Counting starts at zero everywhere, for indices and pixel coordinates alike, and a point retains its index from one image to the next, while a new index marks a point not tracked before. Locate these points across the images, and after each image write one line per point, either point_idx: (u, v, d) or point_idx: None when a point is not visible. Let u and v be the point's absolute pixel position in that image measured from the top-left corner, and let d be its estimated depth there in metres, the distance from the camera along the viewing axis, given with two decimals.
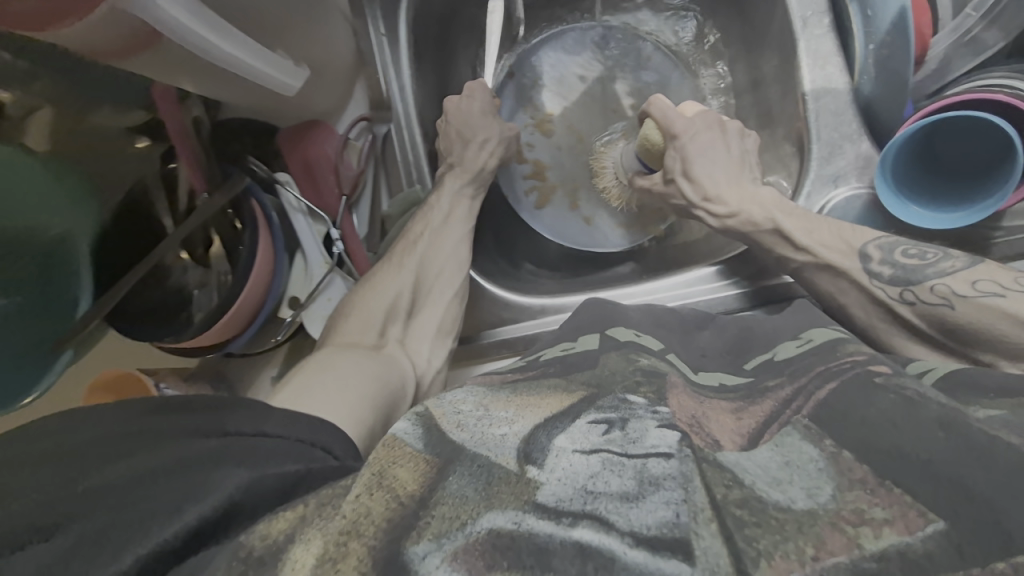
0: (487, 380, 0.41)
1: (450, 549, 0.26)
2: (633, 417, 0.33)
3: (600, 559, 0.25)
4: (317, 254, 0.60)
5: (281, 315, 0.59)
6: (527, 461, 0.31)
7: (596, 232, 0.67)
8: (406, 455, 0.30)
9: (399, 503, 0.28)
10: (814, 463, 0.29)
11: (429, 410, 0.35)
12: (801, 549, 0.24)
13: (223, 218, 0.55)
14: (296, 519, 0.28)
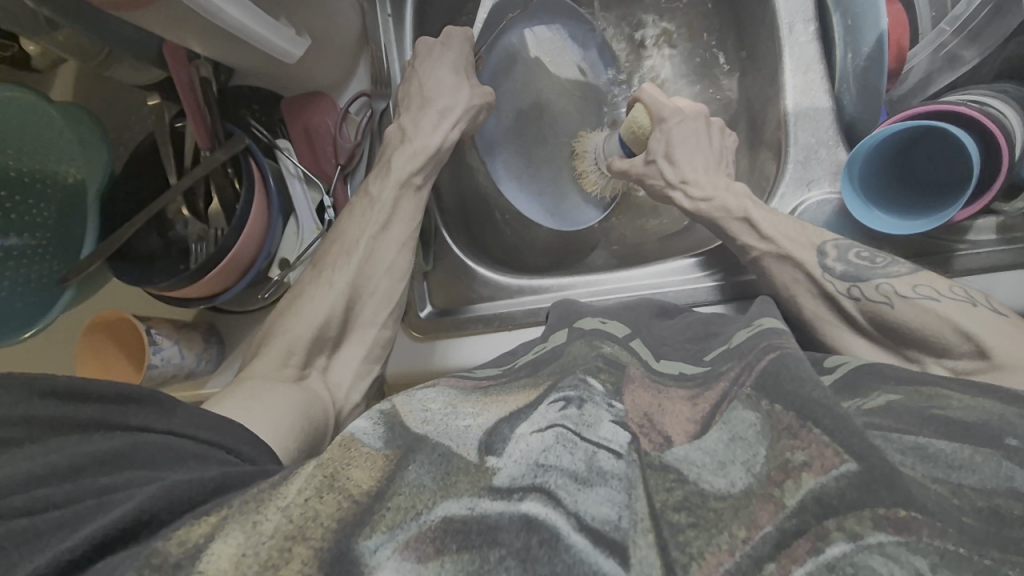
0: (461, 383, 0.45)
1: (402, 539, 0.28)
2: (590, 400, 0.36)
3: (546, 534, 0.28)
4: (310, 220, 0.61)
5: (269, 274, 0.59)
6: (487, 451, 0.33)
7: (551, 210, 0.69)
8: (362, 455, 0.33)
9: (354, 500, 0.30)
10: (753, 427, 0.32)
11: (394, 408, 0.38)
12: (733, 529, 0.28)
13: (223, 175, 0.57)
14: (217, 521, 0.29)
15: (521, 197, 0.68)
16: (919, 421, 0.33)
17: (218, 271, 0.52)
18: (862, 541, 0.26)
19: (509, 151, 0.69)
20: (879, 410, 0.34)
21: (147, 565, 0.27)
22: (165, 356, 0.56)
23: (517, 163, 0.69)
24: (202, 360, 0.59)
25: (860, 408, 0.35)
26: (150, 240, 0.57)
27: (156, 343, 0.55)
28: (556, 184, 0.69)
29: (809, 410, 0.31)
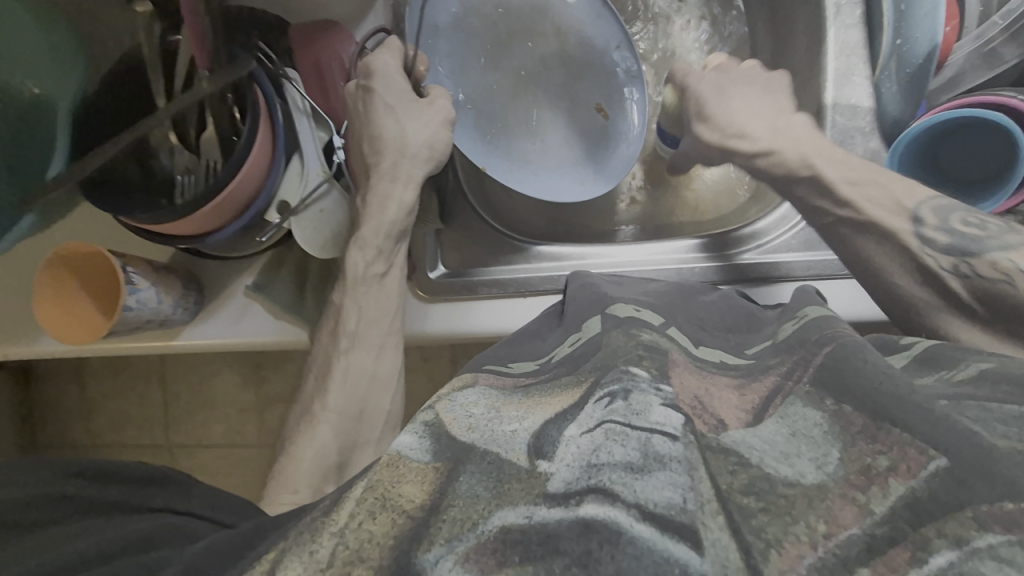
0: (501, 381, 0.44)
1: (462, 550, 0.27)
2: (636, 389, 0.35)
3: (606, 531, 0.26)
4: (316, 160, 0.55)
5: (269, 218, 0.55)
6: (537, 456, 0.32)
7: (587, 178, 0.66)
8: (412, 469, 0.33)
9: (408, 515, 0.30)
10: (819, 427, 0.31)
11: (438, 417, 0.38)
12: (811, 522, 0.26)
13: (221, 103, 0.52)
14: (277, 555, 0.31)
15: (550, 184, 0.66)
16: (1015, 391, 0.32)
17: (211, 208, 0.49)
18: (969, 545, 0.24)
19: (511, 140, 0.66)
20: (972, 380, 0.35)
21: None
22: (141, 298, 0.55)
23: (525, 148, 0.66)
24: (178, 308, 0.59)
25: (950, 380, 0.35)
26: (128, 169, 0.52)
27: (132, 283, 0.53)
28: (581, 148, 0.67)
29: (881, 403, 0.30)
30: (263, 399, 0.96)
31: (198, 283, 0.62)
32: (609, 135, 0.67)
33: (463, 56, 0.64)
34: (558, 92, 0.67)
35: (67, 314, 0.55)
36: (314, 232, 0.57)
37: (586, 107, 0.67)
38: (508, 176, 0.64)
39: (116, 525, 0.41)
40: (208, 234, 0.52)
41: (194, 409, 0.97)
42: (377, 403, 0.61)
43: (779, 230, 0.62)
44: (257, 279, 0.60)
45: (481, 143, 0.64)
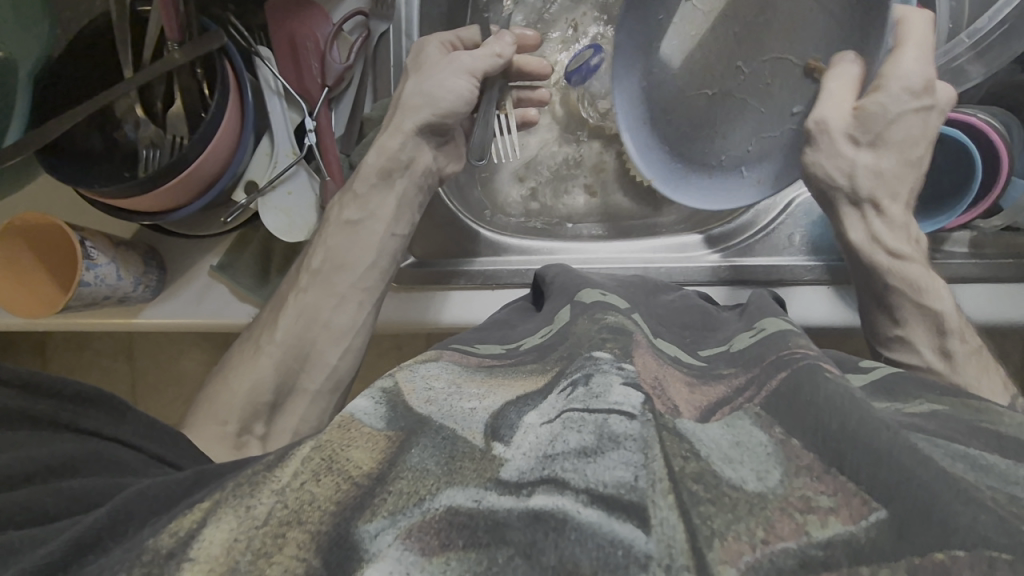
0: (465, 360, 0.43)
1: (405, 525, 0.27)
2: (597, 372, 0.35)
3: (553, 520, 0.26)
4: (287, 142, 0.61)
5: (236, 198, 0.61)
6: (493, 437, 0.32)
7: (763, 177, 0.62)
8: (363, 435, 0.32)
9: (354, 482, 0.29)
10: (763, 447, 0.31)
11: (397, 385, 0.37)
12: (749, 527, 0.26)
13: (193, 77, 0.59)
14: (208, 508, 0.29)
15: (711, 188, 0.63)
16: (962, 431, 0.34)
17: (175, 183, 0.54)
18: None
19: (691, 149, 0.64)
20: (922, 414, 0.36)
21: (139, 562, 0.27)
22: (99, 274, 0.57)
23: (688, 149, 0.64)
24: (140, 285, 0.62)
25: (902, 409, 0.37)
26: (92, 139, 0.59)
27: (91, 259, 0.56)
28: (775, 140, 0.61)
29: (834, 449, 0.30)
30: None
31: (160, 257, 0.64)
32: (801, 127, 0.60)
33: (654, 72, 0.61)
34: (766, 70, 0.60)
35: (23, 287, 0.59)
36: (280, 212, 0.61)
37: (799, 81, 0.59)
38: (672, 184, 0.63)
39: (41, 444, 0.39)
40: (176, 209, 0.57)
41: (162, 388, 0.97)
42: (324, 356, 0.62)
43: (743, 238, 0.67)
44: (223, 258, 0.64)
45: (674, 164, 0.64)
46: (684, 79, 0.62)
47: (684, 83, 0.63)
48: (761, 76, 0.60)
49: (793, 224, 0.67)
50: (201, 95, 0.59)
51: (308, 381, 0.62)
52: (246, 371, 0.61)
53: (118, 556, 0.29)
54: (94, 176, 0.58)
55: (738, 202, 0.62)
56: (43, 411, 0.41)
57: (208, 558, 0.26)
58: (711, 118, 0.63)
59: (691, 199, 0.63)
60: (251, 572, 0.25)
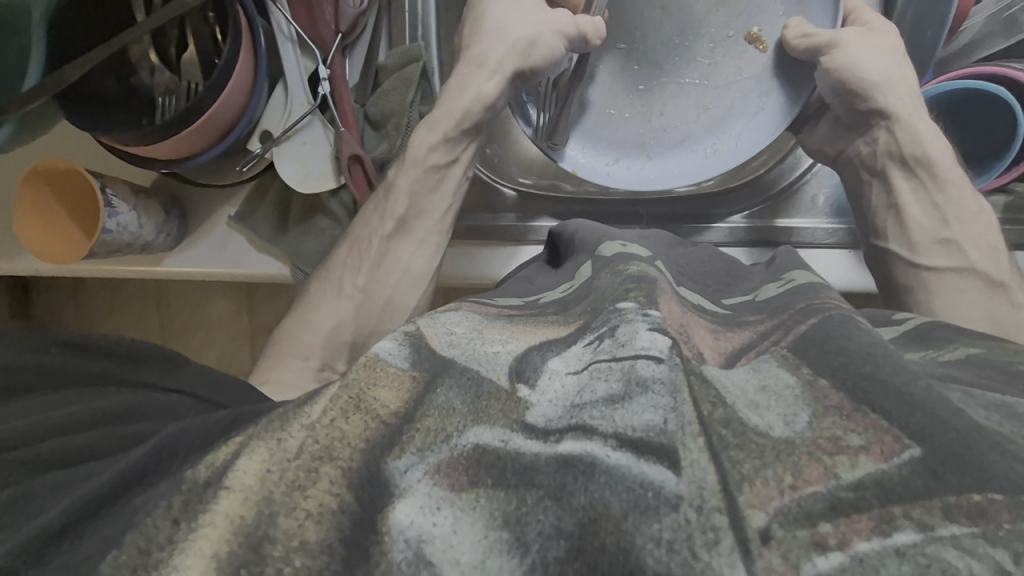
0: (484, 310, 0.43)
1: (433, 461, 0.27)
2: (623, 322, 0.34)
3: (582, 465, 0.26)
4: (300, 93, 0.62)
5: (252, 147, 0.62)
6: (518, 379, 0.32)
7: (721, 146, 0.61)
8: (389, 374, 0.32)
9: (381, 421, 0.29)
10: (790, 390, 0.31)
11: (420, 330, 0.37)
12: (777, 472, 0.26)
13: (204, 20, 0.59)
14: (242, 442, 0.30)
15: (668, 164, 0.62)
16: (999, 376, 0.33)
17: (195, 128, 0.56)
18: (932, 532, 0.23)
19: (619, 125, 0.63)
20: (956, 361, 0.35)
21: (179, 491, 0.28)
22: (120, 222, 0.60)
23: (638, 129, 0.63)
24: (161, 233, 0.64)
25: (935, 358, 0.36)
26: (109, 85, 0.59)
27: (112, 207, 0.59)
28: (727, 104, 0.60)
29: (862, 394, 0.29)
30: (257, 329, 0.97)
31: (181, 207, 0.67)
32: (750, 91, 0.60)
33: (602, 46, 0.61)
34: (705, 40, 0.60)
35: (49, 230, 0.62)
36: (296, 161, 0.62)
37: (739, 52, 0.59)
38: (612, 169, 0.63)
39: (89, 397, 0.38)
40: (193, 155, 0.59)
41: (188, 330, 0.99)
42: (403, 296, 0.61)
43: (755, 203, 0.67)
44: (241, 207, 0.65)
45: (581, 138, 0.63)
46: (608, 59, 0.61)
47: (617, 55, 0.61)
48: (701, 50, 0.60)
49: (817, 184, 0.67)
50: (213, 41, 0.60)
51: (388, 323, 0.60)
52: (322, 305, 0.60)
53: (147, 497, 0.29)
54: (114, 120, 0.59)
55: (701, 173, 0.61)
56: (97, 370, 0.39)
57: (243, 487, 0.27)
58: (653, 88, 0.62)
59: (647, 178, 0.62)
60: (286, 505, 0.26)
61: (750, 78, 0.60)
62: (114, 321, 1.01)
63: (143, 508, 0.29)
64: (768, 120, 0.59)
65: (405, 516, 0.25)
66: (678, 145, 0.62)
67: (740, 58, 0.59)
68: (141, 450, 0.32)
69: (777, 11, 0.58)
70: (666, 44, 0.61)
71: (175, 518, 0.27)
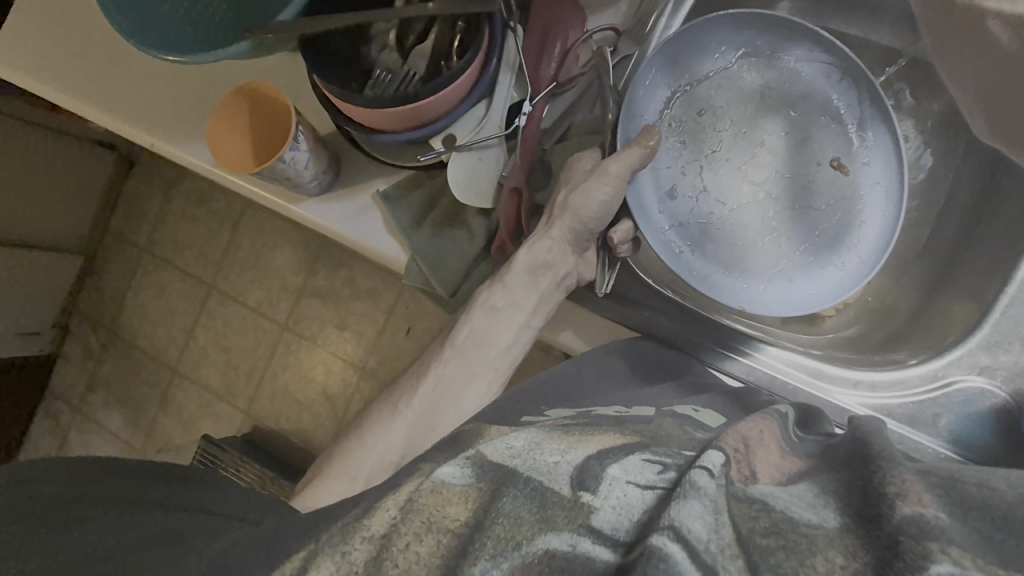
0: (547, 424, 0.44)
1: (506, 568, 0.28)
2: (689, 459, 0.35)
3: (640, 558, 0.27)
4: (500, 114, 0.55)
5: (433, 144, 0.54)
6: (580, 487, 0.33)
7: (850, 260, 0.60)
8: (457, 492, 0.33)
9: (451, 534, 0.31)
10: (839, 480, 0.34)
11: (480, 450, 0.38)
12: (828, 555, 0.27)
13: (451, 26, 0.54)
14: (305, 557, 0.33)
15: (807, 285, 0.60)
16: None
17: (395, 110, 0.49)
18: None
19: (754, 256, 0.61)
20: None
21: None
22: (295, 158, 0.53)
23: (769, 258, 0.61)
24: (314, 179, 0.57)
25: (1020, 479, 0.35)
26: (338, 42, 0.54)
27: (296, 140, 0.52)
28: (838, 223, 0.62)
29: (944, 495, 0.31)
30: (308, 289, 1.11)
31: (337, 166, 0.59)
32: (853, 208, 0.62)
33: (708, 185, 0.62)
34: (799, 166, 0.63)
35: (228, 137, 0.56)
36: (468, 171, 0.55)
37: (829, 176, 0.62)
38: (762, 302, 0.59)
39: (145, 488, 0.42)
40: (376, 131, 0.52)
41: (247, 269, 1.15)
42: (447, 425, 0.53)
43: (889, 392, 0.54)
44: (391, 188, 0.59)
45: (725, 271, 0.60)
46: (725, 196, 0.62)
47: (730, 193, 0.62)
48: (798, 173, 0.63)
49: (943, 405, 0.53)
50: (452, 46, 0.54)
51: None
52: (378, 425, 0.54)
53: None
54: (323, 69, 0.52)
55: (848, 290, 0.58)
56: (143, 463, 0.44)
57: None
58: (771, 214, 0.62)
59: (796, 308, 0.58)
60: None
61: (848, 194, 0.62)
62: (193, 234, 1.18)
63: None
64: (880, 231, 0.60)
65: None
66: (810, 265, 0.61)
67: (831, 180, 0.62)
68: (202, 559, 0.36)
69: (847, 145, 0.62)
70: (767, 179, 0.62)
71: None
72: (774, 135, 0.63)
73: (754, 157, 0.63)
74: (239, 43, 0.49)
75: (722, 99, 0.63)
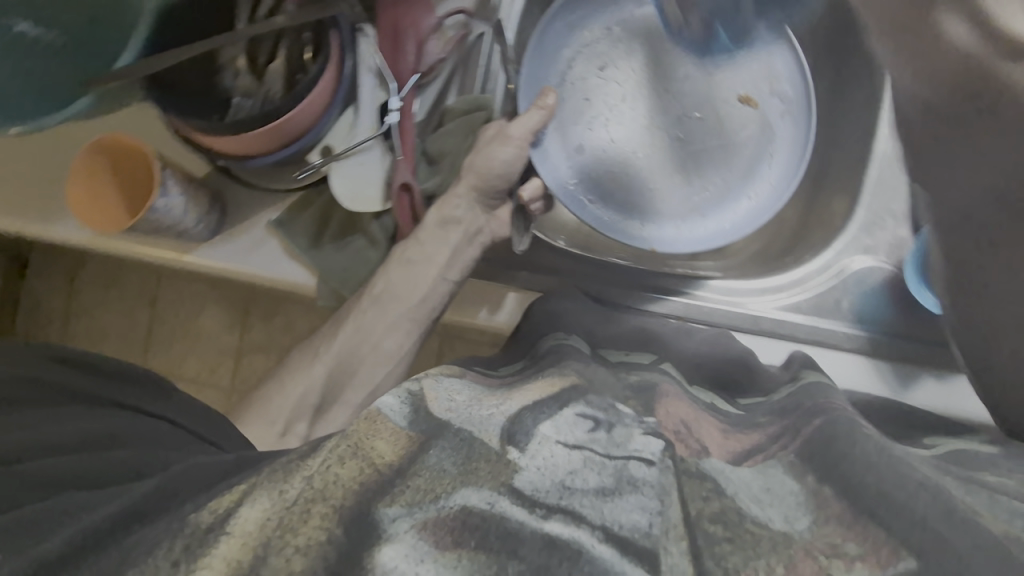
0: (485, 379, 0.44)
1: (420, 518, 0.29)
2: (619, 424, 0.36)
3: (568, 550, 0.28)
4: (370, 118, 0.58)
5: (309, 159, 0.58)
6: (508, 442, 0.34)
7: (760, 190, 0.65)
8: (387, 429, 0.34)
9: (376, 469, 0.31)
10: (794, 496, 0.32)
11: (422, 390, 0.37)
12: (770, 562, 0.28)
13: (298, 40, 0.57)
14: (242, 493, 0.32)
15: (718, 219, 0.65)
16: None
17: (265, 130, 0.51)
18: None
19: (666, 196, 0.66)
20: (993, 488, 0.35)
21: (182, 536, 0.30)
22: (168, 205, 0.54)
23: (683, 196, 0.66)
24: (199, 224, 0.58)
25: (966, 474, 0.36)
26: (191, 75, 0.55)
27: (164, 186, 0.53)
28: (749, 156, 0.66)
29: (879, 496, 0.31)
30: (246, 348, 1.00)
31: (223, 203, 0.60)
32: (761, 141, 0.67)
33: (614, 136, 0.66)
34: (711, 105, 0.67)
35: (92, 200, 0.56)
36: (350, 180, 0.58)
37: (740, 114, 0.67)
38: (677, 240, 0.63)
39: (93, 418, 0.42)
40: (247, 159, 0.54)
41: (174, 340, 1.01)
42: (369, 374, 0.59)
43: (791, 292, 0.61)
44: (282, 215, 0.60)
45: (636, 219, 0.64)
46: (632, 144, 0.66)
47: (635, 139, 0.66)
48: (711, 111, 0.67)
49: (841, 289, 0.61)
50: (301, 60, 0.58)
51: (352, 395, 0.59)
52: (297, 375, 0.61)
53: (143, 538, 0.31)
54: (183, 105, 0.53)
55: (758, 216, 0.63)
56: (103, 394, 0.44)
57: (242, 533, 0.29)
58: (682, 151, 0.67)
59: (705, 238, 0.63)
60: (277, 545, 0.28)
61: (758, 129, 0.67)
62: (108, 321, 1.02)
63: (138, 552, 0.30)
64: (786, 161, 0.65)
65: (390, 559, 0.27)
66: (720, 199, 0.66)
67: (743, 119, 0.67)
68: (147, 486, 0.35)
69: (754, 80, 0.66)
70: (677, 121, 0.67)
71: (174, 560, 0.29)
72: (681, 75, 0.67)
73: (661, 99, 0.67)
74: (83, 98, 0.51)
75: (620, 56, 0.67)
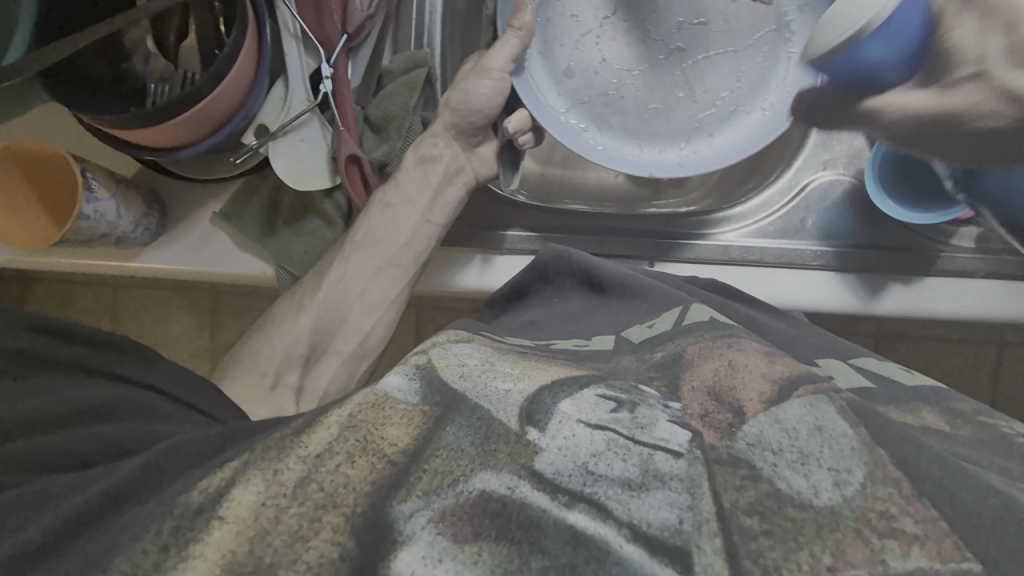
0: (498, 343, 0.43)
1: (438, 507, 0.26)
2: (643, 404, 0.33)
3: (595, 548, 0.25)
4: (301, 89, 0.55)
5: (246, 141, 0.55)
6: (528, 422, 0.31)
7: (776, 97, 0.58)
8: (398, 412, 0.32)
9: (388, 460, 0.29)
10: (848, 438, 0.29)
11: (431, 362, 0.37)
12: (814, 551, 0.24)
13: (208, 11, 0.53)
14: (235, 470, 0.30)
15: (731, 135, 0.59)
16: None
17: (185, 119, 0.48)
18: None
19: (671, 116, 0.60)
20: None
21: (170, 516, 0.28)
22: (99, 209, 0.52)
23: (691, 112, 0.60)
24: (138, 227, 0.56)
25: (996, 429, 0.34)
26: (97, 64, 0.51)
27: (91, 191, 0.51)
28: (763, 61, 0.59)
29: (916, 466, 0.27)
30: (218, 348, 0.95)
31: (162, 203, 0.58)
32: (774, 40, 0.58)
33: (604, 53, 0.60)
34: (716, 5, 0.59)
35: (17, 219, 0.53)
36: (292, 159, 0.55)
37: (750, 11, 0.58)
38: (687, 162, 0.58)
39: (76, 388, 0.39)
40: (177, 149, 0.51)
41: None
42: (355, 320, 0.59)
43: (757, 217, 0.61)
44: (227, 206, 0.58)
45: (636, 143, 0.60)
46: (626, 62, 0.60)
47: (631, 56, 0.60)
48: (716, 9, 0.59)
49: (806, 208, 0.60)
50: (216, 32, 0.53)
51: (341, 343, 0.59)
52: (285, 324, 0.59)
53: (129, 519, 0.29)
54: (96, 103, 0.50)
55: (771, 130, 0.57)
56: (75, 357, 0.41)
57: (236, 519, 0.27)
58: (686, 62, 0.60)
59: (712, 159, 0.57)
60: (288, 555, 0.25)
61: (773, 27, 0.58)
62: None
63: (125, 535, 0.28)
64: None
65: (407, 565, 0.24)
66: (734, 113, 0.59)
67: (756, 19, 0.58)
68: (131, 464, 0.32)
69: None
70: (678, 29, 0.60)
71: (163, 544, 0.26)
72: None
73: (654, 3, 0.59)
74: None
75: None
